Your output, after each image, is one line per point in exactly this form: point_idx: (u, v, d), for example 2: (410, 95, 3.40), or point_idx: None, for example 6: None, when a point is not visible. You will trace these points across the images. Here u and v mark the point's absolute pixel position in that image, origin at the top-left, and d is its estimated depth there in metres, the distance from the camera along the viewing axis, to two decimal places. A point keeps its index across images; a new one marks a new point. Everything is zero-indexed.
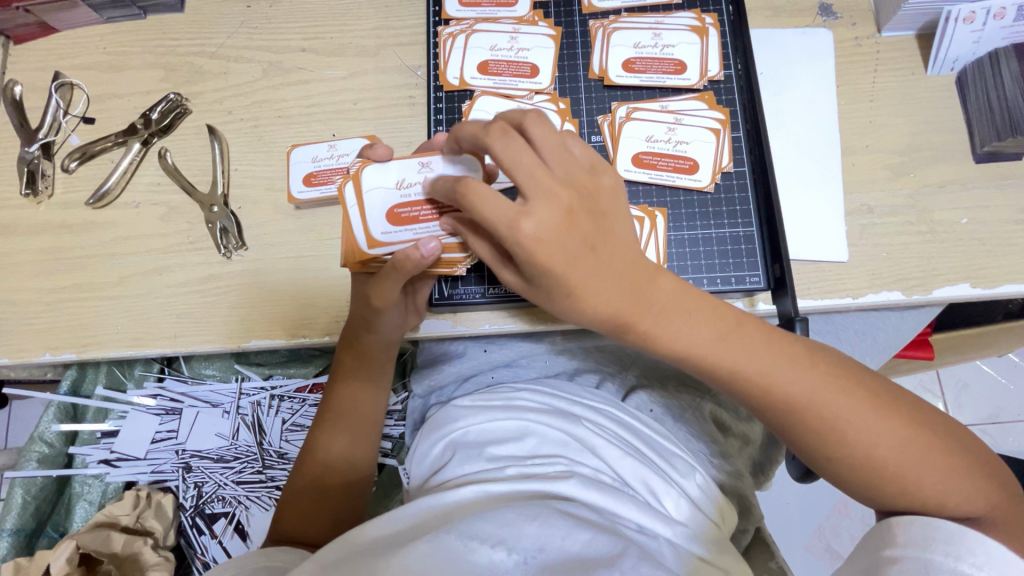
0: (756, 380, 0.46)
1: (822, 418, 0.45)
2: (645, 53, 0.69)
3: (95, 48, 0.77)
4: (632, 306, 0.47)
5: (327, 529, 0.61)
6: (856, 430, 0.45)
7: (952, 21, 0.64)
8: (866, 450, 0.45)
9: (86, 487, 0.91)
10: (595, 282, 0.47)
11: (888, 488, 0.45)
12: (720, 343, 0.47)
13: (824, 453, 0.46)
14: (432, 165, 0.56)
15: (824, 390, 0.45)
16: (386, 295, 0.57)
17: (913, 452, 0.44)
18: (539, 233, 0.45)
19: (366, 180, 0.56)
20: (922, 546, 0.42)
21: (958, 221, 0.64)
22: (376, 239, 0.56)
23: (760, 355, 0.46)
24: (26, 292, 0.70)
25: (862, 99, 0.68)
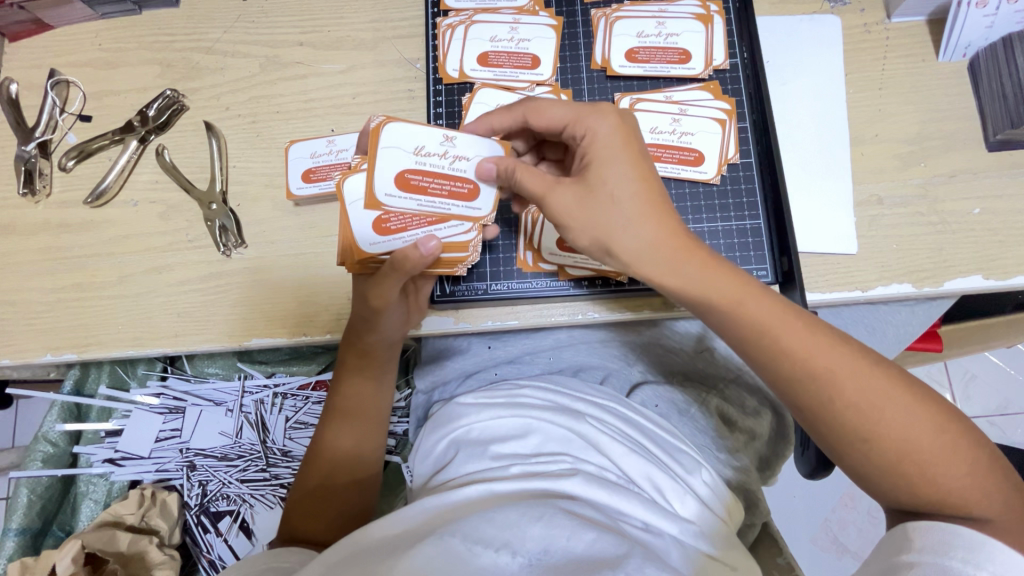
0: (790, 345, 0.46)
1: (843, 383, 0.45)
2: (649, 43, 0.68)
3: (91, 45, 0.76)
4: (671, 239, 0.49)
5: (331, 529, 0.61)
6: (889, 408, 0.44)
7: (964, 6, 0.62)
8: (884, 423, 0.44)
9: (91, 486, 0.91)
10: (639, 208, 0.49)
11: (910, 479, 0.44)
12: (760, 299, 0.48)
13: (851, 432, 0.45)
14: (456, 140, 0.56)
15: (844, 358, 0.46)
16: (385, 295, 0.56)
17: (932, 439, 0.44)
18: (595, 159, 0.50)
19: (385, 137, 0.56)
20: (939, 553, 0.41)
21: (971, 211, 0.62)
22: (378, 200, 0.56)
23: (783, 315, 0.47)
24: (27, 292, 0.69)
25: (871, 87, 0.67)
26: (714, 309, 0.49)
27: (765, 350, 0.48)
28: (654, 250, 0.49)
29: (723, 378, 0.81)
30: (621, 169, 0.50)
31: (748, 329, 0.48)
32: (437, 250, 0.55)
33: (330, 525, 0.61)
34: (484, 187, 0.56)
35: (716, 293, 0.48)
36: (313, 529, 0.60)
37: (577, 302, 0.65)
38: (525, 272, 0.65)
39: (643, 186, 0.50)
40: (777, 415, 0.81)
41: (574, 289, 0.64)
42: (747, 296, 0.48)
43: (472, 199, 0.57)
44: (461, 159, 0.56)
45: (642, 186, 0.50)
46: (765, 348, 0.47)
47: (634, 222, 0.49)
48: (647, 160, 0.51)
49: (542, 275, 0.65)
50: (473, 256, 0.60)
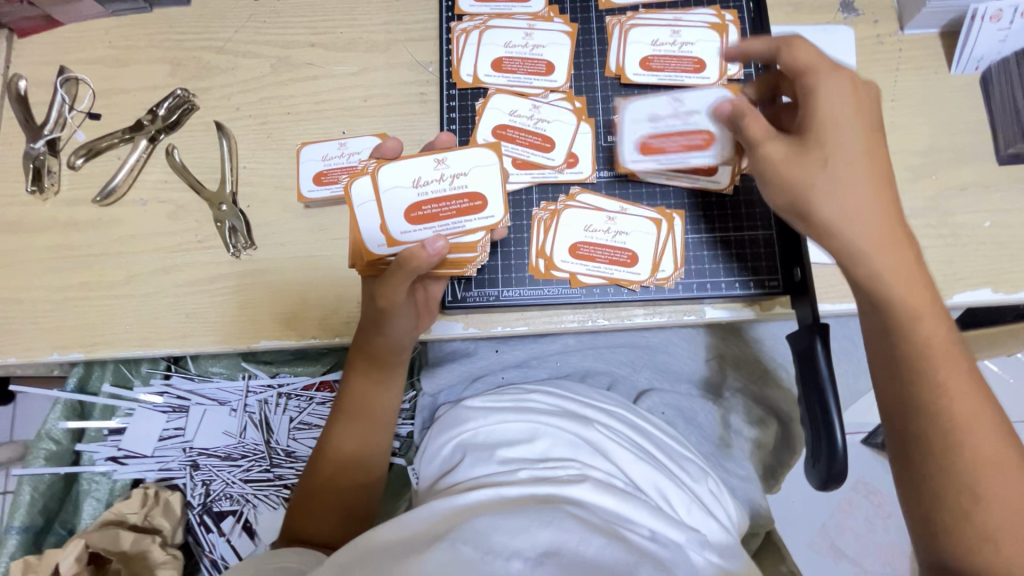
0: (927, 331, 0.45)
1: (957, 399, 0.44)
2: (663, 51, 0.68)
3: (101, 42, 0.76)
4: (885, 223, 0.47)
5: (338, 532, 0.61)
6: (979, 418, 0.44)
7: (978, 19, 0.63)
8: (977, 459, 0.43)
9: (94, 485, 0.91)
10: (870, 192, 0.47)
11: (968, 491, 0.43)
12: (899, 279, 0.46)
13: (942, 425, 0.44)
14: (449, 160, 0.58)
15: (963, 389, 0.45)
16: (393, 295, 0.56)
17: (1011, 500, 0.43)
18: (839, 126, 0.48)
19: (382, 180, 0.58)
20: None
21: (981, 224, 0.63)
22: (395, 238, 0.58)
23: (937, 326, 0.46)
24: (34, 291, 0.69)
25: (883, 99, 0.67)
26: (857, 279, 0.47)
27: (901, 336, 0.46)
28: (843, 215, 0.47)
29: (730, 386, 0.81)
30: (858, 142, 0.48)
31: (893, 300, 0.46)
32: (444, 250, 0.55)
33: (335, 529, 0.61)
34: (490, 195, 0.59)
35: (869, 254, 0.46)
36: (318, 532, 0.60)
37: (587, 308, 0.64)
38: (536, 279, 0.65)
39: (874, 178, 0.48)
40: (783, 423, 0.81)
41: (586, 296, 0.64)
42: (895, 271, 0.46)
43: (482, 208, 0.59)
44: (458, 178, 0.58)
45: (876, 175, 0.48)
46: (906, 340, 0.46)
47: (846, 187, 0.47)
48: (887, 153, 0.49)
49: (554, 282, 0.64)
50: (481, 257, 0.61)
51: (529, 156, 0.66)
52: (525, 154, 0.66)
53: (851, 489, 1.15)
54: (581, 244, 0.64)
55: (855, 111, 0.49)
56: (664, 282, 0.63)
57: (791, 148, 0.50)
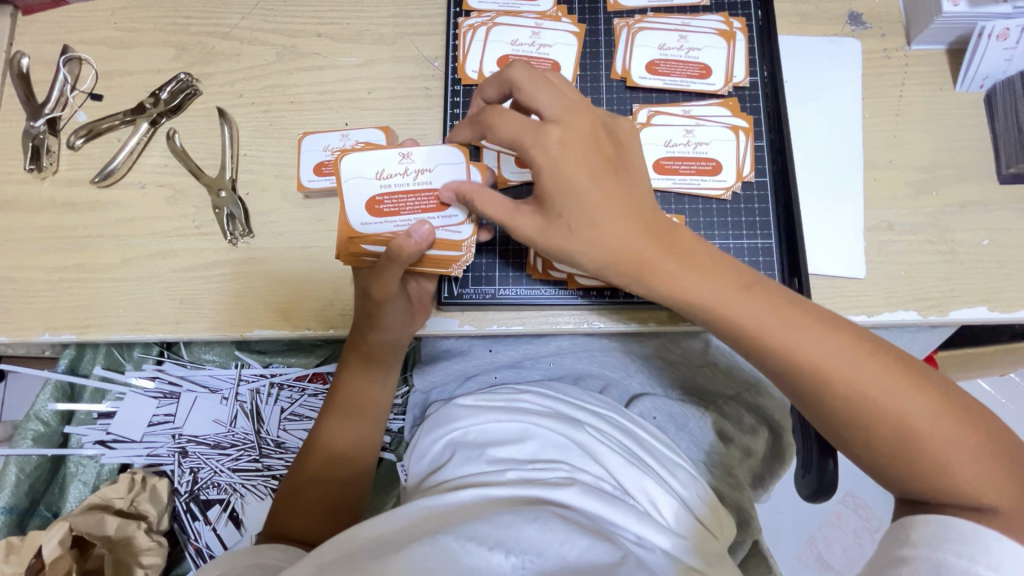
0: (785, 341, 0.45)
1: (833, 373, 0.44)
2: (670, 56, 0.67)
3: (106, 23, 0.76)
4: (637, 242, 0.49)
5: (324, 530, 0.60)
6: (870, 387, 0.43)
7: (985, 37, 0.63)
8: (878, 406, 0.43)
9: (81, 467, 0.90)
10: (609, 220, 0.49)
11: (920, 468, 0.42)
12: (737, 296, 0.47)
13: (851, 424, 0.44)
14: (414, 155, 0.55)
15: (830, 355, 0.44)
16: (382, 287, 0.56)
17: (932, 416, 0.42)
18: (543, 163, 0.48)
19: (345, 168, 0.56)
20: (934, 546, 0.38)
21: (979, 242, 0.63)
22: (355, 229, 0.56)
23: (765, 307, 0.46)
24: (28, 270, 0.69)
25: (887, 113, 0.67)
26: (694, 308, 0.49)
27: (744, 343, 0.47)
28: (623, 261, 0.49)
29: (722, 394, 0.81)
30: (589, 185, 0.48)
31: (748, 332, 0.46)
32: (429, 239, 0.54)
33: (319, 523, 0.60)
34: (454, 197, 0.56)
35: (705, 294, 0.48)
36: (303, 528, 0.59)
37: (583, 310, 0.64)
38: (534, 279, 0.64)
39: (605, 204, 0.49)
40: (773, 433, 0.81)
41: (584, 298, 0.64)
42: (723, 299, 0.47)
43: (446, 210, 0.57)
44: (422, 173, 0.55)
45: (605, 176, 0.49)
46: (757, 344, 0.46)
47: (600, 221, 0.49)
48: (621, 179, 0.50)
49: (552, 283, 0.64)
50: (466, 255, 0.59)
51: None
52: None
53: (840, 501, 1.15)
54: None
55: (566, 144, 0.49)
56: None
57: (536, 213, 0.50)
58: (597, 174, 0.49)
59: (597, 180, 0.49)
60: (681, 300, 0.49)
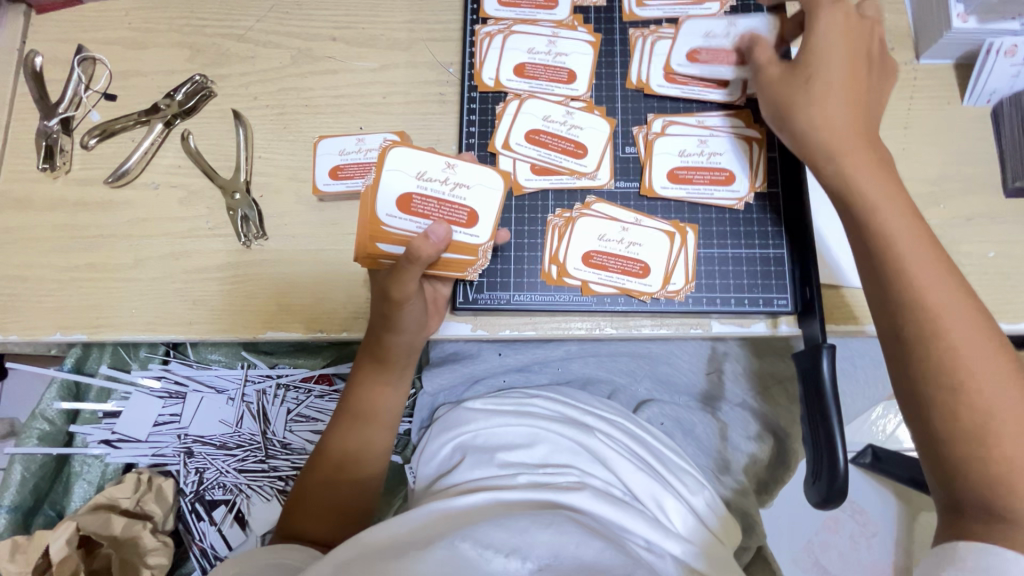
0: (900, 247, 0.48)
1: (934, 299, 0.46)
2: (696, 60, 0.68)
3: (120, 23, 0.76)
4: (851, 137, 0.54)
5: (334, 533, 0.60)
6: (966, 347, 0.44)
7: (992, 53, 0.64)
8: (966, 353, 0.44)
9: (86, 467, 0.90)
10: (841, 112, 0.55)
11: (967, 423, 0.43)
12: (901, 213, 0.49)
13: (939, 377, 0.44)
14: (458, 168, 0.58)
15: (944, 286, 0.46)
16: (402, 289, 0.56)
17: (1007, 391, 0.43)
18: (824, 50, 0.57)
19: (390, 159, 0.57)
20: (983, 573, 0.38)
21: (985, 254, 0.64)
22: (380, 220, 0.57)
23: (922, 239, 0.48)
24: (39, 269, 0.69)
25: (896, 126, 0.68)
26: (851, 207, 0.52)
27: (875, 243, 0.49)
28: (822, 145, 0.54)
29: (728, 400, 0.82)
30: (835, 66, 0.57)
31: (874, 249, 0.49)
32: (446, 240, 0.56)
33: (331, 526, 0.61)
34: (483, 215, 0.59)
35: (872, 194, 0.51)
36: (314, 531, 0.60)
37: (595, 316, 0.65)
38: (548, 285, 0.65)
39: (847, 97, 0.55)
40: (778, 440, 0.82)
41: (596, 305, 0.64)
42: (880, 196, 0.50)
43: (470, 225, 0.59)
44: (461, 187, 0.58)
45: (855, 95, 0.56)
46: (886, 254, 0.48)
47: (820, 104, 0.56)
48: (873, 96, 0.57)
49: (565, 289, 0.65)
50: (480, 262, 0.60)
51: (562, 162, 0.67)
52: (557, 160, 0.67)
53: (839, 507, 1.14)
54: (595, 253, 0.65)
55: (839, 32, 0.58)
56: (675, 295, 0.64)
57: (786, 68, 0.59)
58: (845, 82, 0.56)
59: (841, 88, 0.56)
60: (841, 187, 0.53)
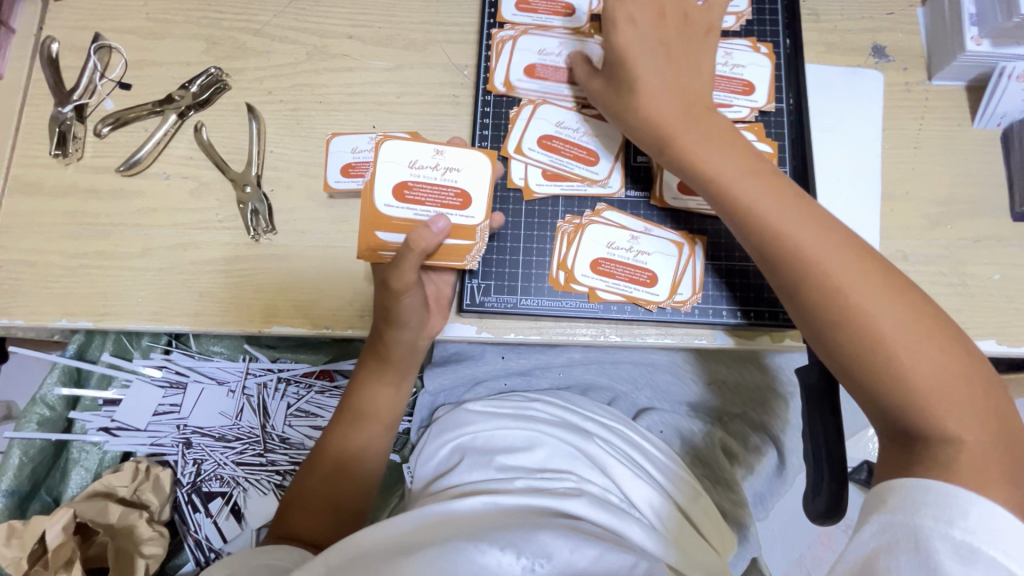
0: (758, 218, 0.51)
1: (828, 269, 0.47)
2: (714, 70, 0.69)
3: (137, 13, 0.76)
4: (678, 117, 0.57)
5: (329, 531, 0.60)
6: (864, 300, 0.45)
7: (1005, 77, 0.65)
8: (870, 311, 0.45)
9: (84, 454, 0.90)
10: (657, 94, 0.58)
11: (893, 374, 0.43)
12: (761, 191, 0.52)
13: (858, 342, 0.45)
14: (447, 153, 0.58)
15: (849, 263, 0.47)
16: (402, 281, 0.56)
17: (919, 336, 0.44)
18: (628, 49, 0.59)
19: (384, 151, 0.57)
20: (910, 510, 0.38)
21: (990, 277, 0.64)
22: (378, 212, 0.57)
23: (777, 204, 0.51)
24: (47, 255, 0.69)
25: (906, 145, 0.68)
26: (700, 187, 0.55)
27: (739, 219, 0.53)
28: (655, 120, 0.58)
29: (729, 412, 0.82)
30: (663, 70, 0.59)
31: (739, 213, 0.52)
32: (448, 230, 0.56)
33: (326, 526, 0.60)
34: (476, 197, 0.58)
35: (712, 168, 0.54)
36: (306, 528, 0.60)
37: (601, 322, 0.65)
38: (556, 290, 0.65)
39: (667, 96, 0.58)
40: (778, 452, 0.82)
41: (602, 312, 0.64)
42: (710, 169, 0.54)
43: (464, 207, 0.58)
44: (451, 169, 0.58)
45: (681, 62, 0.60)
46: (748, 223, 0.52)
47: (649, 87, 0.59)
48: (687, 74, 0.59)
49: (573, 295, 0.65)
50: (479, 247, 0.60)
51: (574, 168, 0.67)
52: (568, 167, 0.67)
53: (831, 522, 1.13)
54: (602, 259, 0.65)
55: (632, 22, 0.60)
56: (682, 305, 0.64)
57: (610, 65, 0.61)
58: (660, 78, 0.59)
59: (661, 92, 0.58)
60: (704, 176, 0.55)
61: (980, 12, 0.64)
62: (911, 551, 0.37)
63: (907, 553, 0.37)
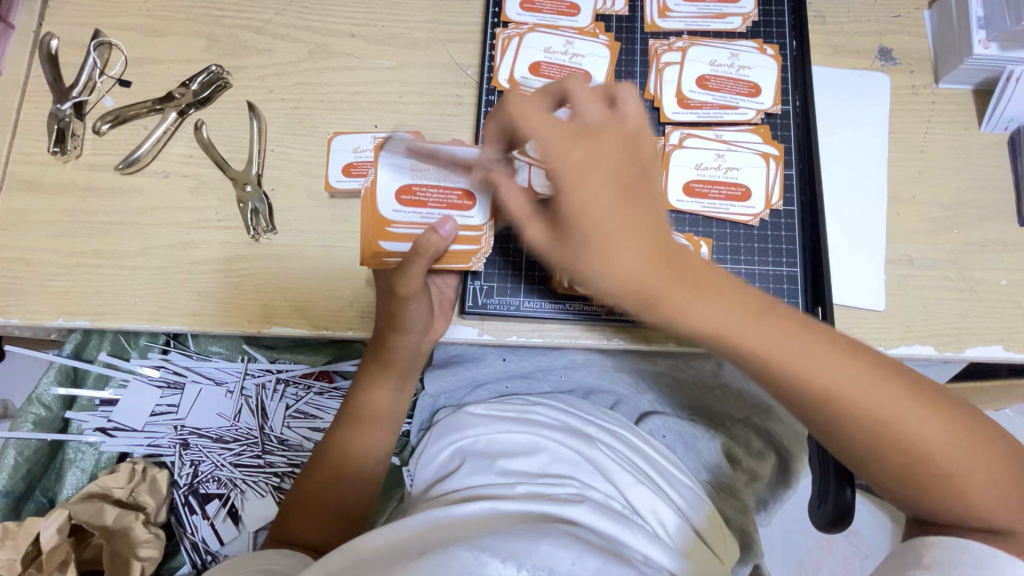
0: (778, 363, 0.40)
1: (847, 406, 0.40)
2: (720, 72, 0.68)
3: (138, 10, 0.75)
4: (659, 275, 0.41)
5: (328, 536, 0.59)
6: (904, 423, 0.39)
7: (1012, 81, 0.64)
8: (915, 435, 0.40)
9: (80, 454, 0.89)
10: (622, 245, 0.42)
11: (943, 492, 0.40)
12: (754, 323, 0.40)
13: (904, 476, 0.41)
14: (447, 155, 0.59)
15: (868, 384, 0.40)
16: (410, 285, 0.56)
17: (960, 443, 0.39)
18: (572, 202, 0.44)
19: (384, 159, 0.59)
20: (947, 570, 0.38)
21: (997, 282, 0.64)
22: (385, 218, 0.59)
23: (785, 336, 0.40)
24: (44, 253, 0.68)
25: (913, 149, 0.68)
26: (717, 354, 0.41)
27: (760, 367, 0.40)
28: (638, 293, 0.41)
29: (731, 416, 0.81)
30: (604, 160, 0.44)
31: (760, 376, 0.41)
32: (454, 231, 0.56)
33: (326, 531, 0.60)
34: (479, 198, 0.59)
35: (703, 322, 0.40)
36: (307, 533, 0.59)
37: (604, 326, 0.64)
38: (559, 293, 0.64)
39: (619, 207, 0.43)
40: (780, 457, 0.81)
41: (606, 315, 0.64)
42: (705, 294, 0.41)
43: (468, 207, 0.60)
44: (453, 172, 0.59)
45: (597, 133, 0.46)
46: (783, 383, 0.40)
47: (605, 249, 0.42)
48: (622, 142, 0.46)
49: (576, 298, 0.64)
50: (485, 249, 0.61)
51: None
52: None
53: None
54: None
55: (587, 159, 0.44)
56: None
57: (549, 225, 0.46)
58: (610, 192, 0.43)
59: (618, 205, 0.43)
60: (724, 348, 0.40)
61: (987, 15, 0.64)
62: None
63: None
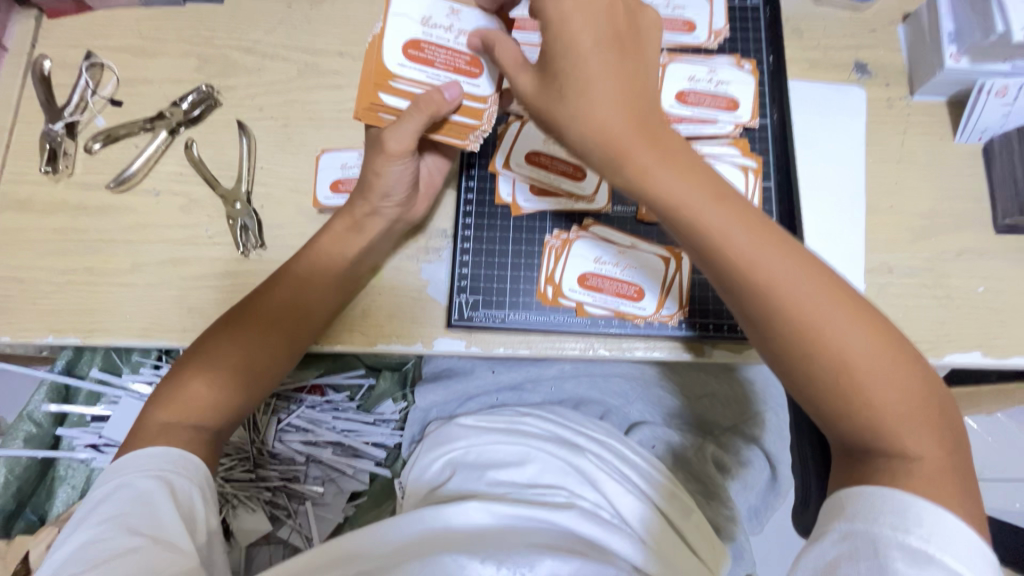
0: (745, 262, 0.44)
1: (782, 302, 0.43)
2: (699, 87, 0.69)
3: (129, 31, 0.76)
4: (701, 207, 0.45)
5: (227, 396, 0.56)
6: (823, 324, 0.43)
7: (984, 94, 0.66)
8: (835, 340, 0.43)
9: (71, 472, 0.90)
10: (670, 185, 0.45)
11: (855, 403, 0.42)
12: (746, 243, 0.44)
13: (824, 376, 0.43)
14: (462, 13, 0.54)
15: (808, 292, 0.43)
16: (402, 143, 0.55)
17: (878, 359, 0.42)
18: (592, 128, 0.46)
19: (395, 5, 0.53)
20: (869, 519, 0.39)
21: (975, 289, 0.65)
22: (387, 69, 0.53)
23: (775, 247, 0.44)
24: (35, 271, 0.69)
25: (890, 160, 0.69)
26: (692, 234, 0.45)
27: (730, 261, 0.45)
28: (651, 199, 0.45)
29: (721, 426, 0.82)
30: (587, 62, 0.45)
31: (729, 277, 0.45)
32: (459, 99, 0.54)
33: (218, 390, 0.56)
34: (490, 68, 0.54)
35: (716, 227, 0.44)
36: (202, 391, 0.55)
37: (589, 337, 0.65)
38: (544, 305, 0.66)
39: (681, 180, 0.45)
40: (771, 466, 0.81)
41: (591, 326, 0.65)
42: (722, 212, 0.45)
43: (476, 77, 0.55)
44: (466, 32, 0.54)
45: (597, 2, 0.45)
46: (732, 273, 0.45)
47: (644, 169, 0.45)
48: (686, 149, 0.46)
49: (560, 309, 0.65)
50: (485, 128, 0.57)
51: (561, 184, 0.67)
52: (556, 182, 0.67)
53: None
54: (590, 274, 0.65)
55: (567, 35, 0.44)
56: (669, 319, 0.65)
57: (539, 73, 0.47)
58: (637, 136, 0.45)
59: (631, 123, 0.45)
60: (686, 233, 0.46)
61: (958, 29, 0.65)
62: (868, 559, 0.37)
63: (866, 561, 0.37)
